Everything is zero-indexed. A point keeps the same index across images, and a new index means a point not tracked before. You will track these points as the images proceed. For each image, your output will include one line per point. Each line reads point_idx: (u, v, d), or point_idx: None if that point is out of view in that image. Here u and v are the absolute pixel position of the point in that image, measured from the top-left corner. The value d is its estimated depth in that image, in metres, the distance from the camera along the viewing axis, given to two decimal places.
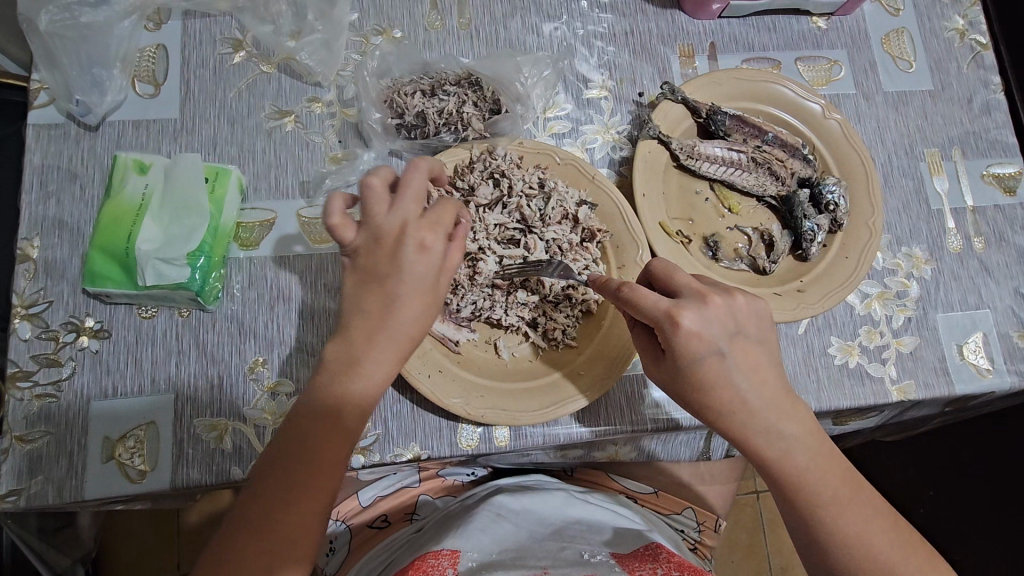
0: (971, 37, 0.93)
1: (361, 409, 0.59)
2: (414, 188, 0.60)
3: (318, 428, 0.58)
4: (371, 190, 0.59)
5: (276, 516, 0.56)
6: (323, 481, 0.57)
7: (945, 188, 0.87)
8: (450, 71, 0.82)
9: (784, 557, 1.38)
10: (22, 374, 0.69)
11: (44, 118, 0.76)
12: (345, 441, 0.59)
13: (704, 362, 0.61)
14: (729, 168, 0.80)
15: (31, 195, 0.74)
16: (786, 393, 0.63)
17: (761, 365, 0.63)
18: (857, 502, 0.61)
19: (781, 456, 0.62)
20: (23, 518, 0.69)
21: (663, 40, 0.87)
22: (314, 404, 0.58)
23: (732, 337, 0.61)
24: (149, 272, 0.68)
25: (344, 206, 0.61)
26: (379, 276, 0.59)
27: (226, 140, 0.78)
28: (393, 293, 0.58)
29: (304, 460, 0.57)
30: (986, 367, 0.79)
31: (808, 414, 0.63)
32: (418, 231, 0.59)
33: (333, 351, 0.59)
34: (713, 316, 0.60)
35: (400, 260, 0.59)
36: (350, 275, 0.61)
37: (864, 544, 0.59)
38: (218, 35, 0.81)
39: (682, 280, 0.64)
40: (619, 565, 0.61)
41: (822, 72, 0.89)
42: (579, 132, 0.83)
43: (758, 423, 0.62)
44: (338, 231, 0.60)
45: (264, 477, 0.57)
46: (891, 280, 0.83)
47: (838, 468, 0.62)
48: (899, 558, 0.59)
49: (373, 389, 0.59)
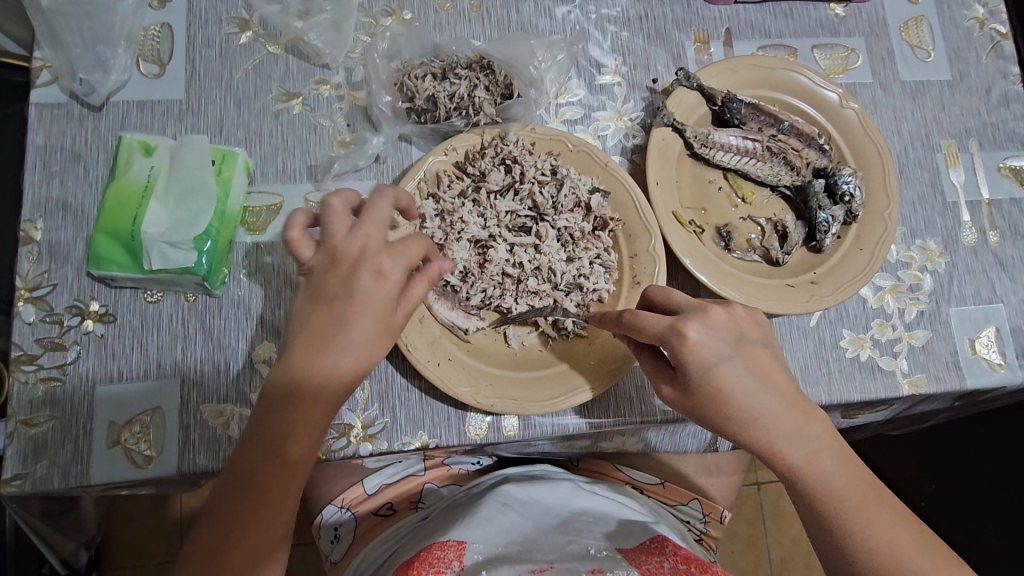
0: (991, 27, 0.91)
1: (304, 440, 0.57)
2: (376, 213, 0.60)
3: (264, 463, 0.57)
4: (332, 210, 0.59)
5: (226, 552, 0.56)
6: (273, 515, 0.57)
7: (961, 180, 0.86)
8: (461, 55, 0.80)
9: (783, 548, 1.39)
10: (26, 357, 0.68)
11: (47, 98, 0.75)
12: (293, 474, 0.58)
13: (717, 368, 0.61)
14: (743, 157, 0.79)
15: (34, 176, 0.73)
16: (799, 398, 0.64)
17: (770, 370, 0.63)
18: (877, 505, 0.61)
19: (801, 461, 0.62)
20: (27, 502, 0.69)
21: (678, 26, 0.85)
22: (259, 438, 0.57)
23: (737, 343, 0.62)
24: (155, 256, 0.67)
25: (305, 225, 0.61)
26: (329, 294, 0.58)
27: (232, 122, 0.77)
28: (339, 312, 0.57)
29: (253, 496, 0.56)
30: (997, 362, 0.79)
31: (826, 418, 0.64)
32: (376, 253, 0.58)
33: (273, 376, 0.58)
34: (718, 324, 0.62)
35: (353, 280, 0.57)
36: (303, 292, 0.59)
37: (889, 549, 0.59)
38: (224, 14, 0.79)
39: (678, 297, 0.64)
40: (625, 559, 0.60)
41: (839, 60, 0.87)
42: (591, 119, 0.81)
43: (778, 427, 0.62)
44: (296, 248, 0.60)
45: (219, 512, 0.57)
46: (905, 272, 0.82)
47: (857, 471, 0.62)
48: (923, 561, 0.59)
49: (315, 418, 0.57)
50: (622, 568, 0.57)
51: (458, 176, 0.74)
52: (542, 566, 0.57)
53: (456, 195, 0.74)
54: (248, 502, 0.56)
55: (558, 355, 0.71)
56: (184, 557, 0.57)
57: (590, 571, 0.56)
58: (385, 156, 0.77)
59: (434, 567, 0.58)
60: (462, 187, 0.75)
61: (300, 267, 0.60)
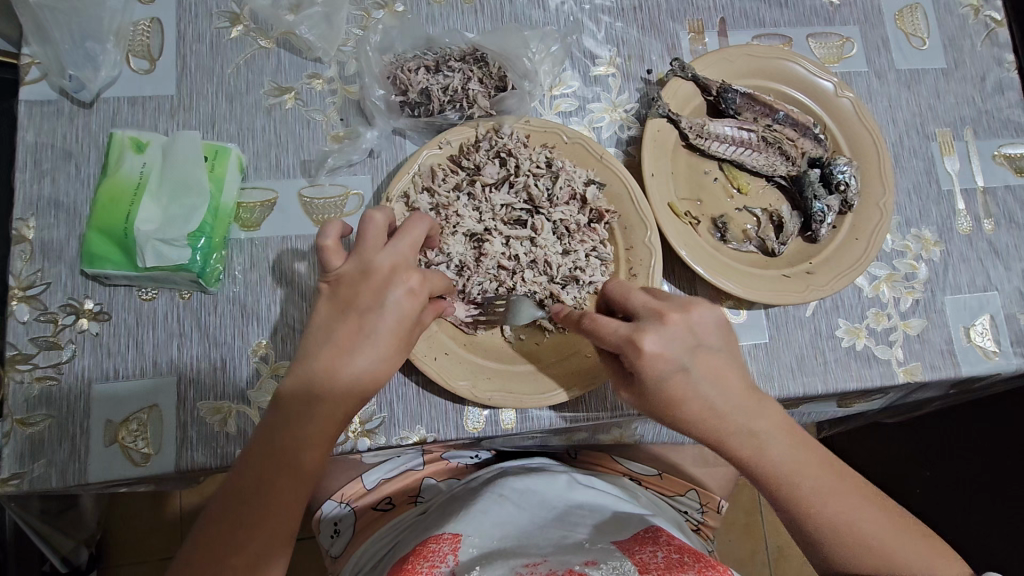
0: (986, 14, 0.91)
1: (318, 448, 0.58)
2: (412, 234, 0.62)
3: (273, 468, 0.57)
4: (373, 225, 0.60)
5: (227, 558, 0.55)
6: (277, 521, 0.56)
7: (956, 169, 0.86)
8: (455, 47, 0.79)
9: (781, 535, 1.40)
10: (21, 357, 0.68)
11: (37, 95, 0.74)
12: (303, 482, 0.58)
13: (670, 379, 0.60)
14: (739, 148, 0.79)
15: (24, 174, 0.72)
16: (756, 395, 0.62)
17: (725, 373, 0.62)
18: (847, 490, 0.61)
19: (762, 459, 0.61)
20: (24, 502, 0.69)
21: (672, 16, 0.84)
22: (264, 446, 0.57)
23: (693, 351, 0.61)
24: (149, 253, 0.66)
25: (340, 234, 0.60)
26: (360, 308, 0.59)
27: (225, 117, 0.76)
28: (372, 327, 0.59)
29: (259, 502, 0.56)
30: (992, 350, 0.79)
31: (783, 414, 0.63)
32: (409, 275, 0.60)
33: (291, 384, 0.58)
34: (673, 332, 0.60)
35: (386, 297, 0.59)
36: (326, 300, 0.60)
37: (854, 531, 0.59)
38: (214, 8, 0.78)
39: (637, 300, 0.63)
40: (618, 549, 0.60)
41: (834, 49, 0.87)
42: (585, 111, 0.81)
43: (735, 431, 0.61)
44: (327, 256, 0.59)
45: (221, 515, 0.56)
46: (900, 262, 0.82)
47: (821, 462, 0.62)
48: (893, 542, 0.59)
49: (331, 427, 0.58)
50: (615, 558, 0.58)
51: (452, 170, 0.74)
52: (536, 560, 0.57)
53: (451, 189, 0.74)
54: (254, 506, 0.56)
55: (560, 345, 0.71)
56: (179, 564, 0.56)
57: (584, 563, 0.56)
58: (379, 151, 0.77)
59: (429, 562, 0.58)
60: (457, 181, 0.74)
61: (326, 275, 0.60)
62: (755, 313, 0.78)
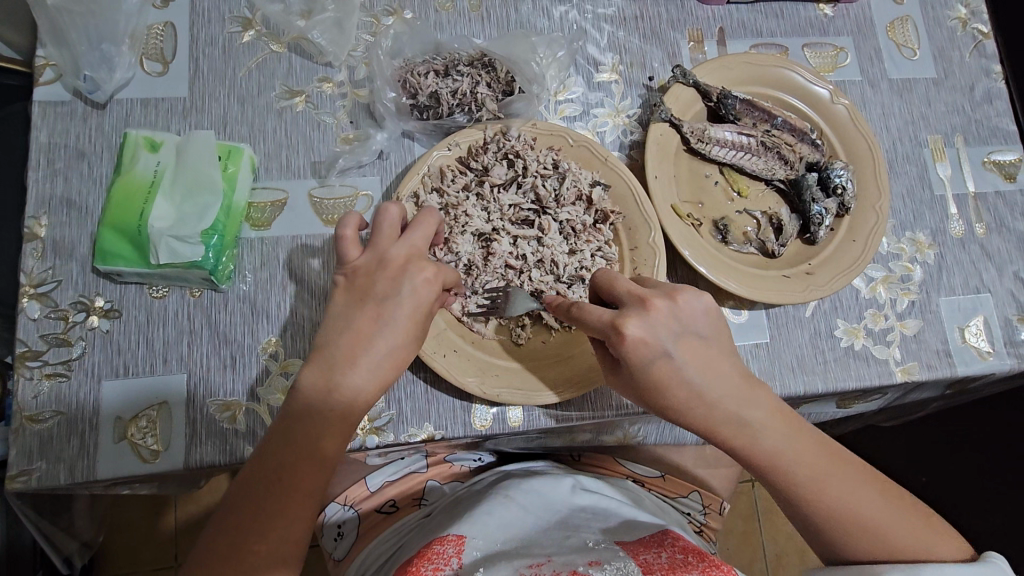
0: (974, 26, 0.94)
1: (336, 438, 0.58)
2: (425, 225, 0.63)
3: (291, 459, 0.57)
4: (387, 219, 0.61)
5: (250, 545, 0.55)
6: (298, 509, 0.57)
7: (948, 174, 0.88)
8: (463, 52, 0.81)
9: (779, 542, 1.41)
10: (31, 353, 0.68)
11: (52, 95, 0.75)
12: (323, 470, 0.58)
13: (654, 364, 0.60)
14: (739, 152, 0.81)
15: (37, 173, 0.73)
16: (741, 380, 0.62)
17: (712, 358, 0.61)
18: (847, 476, 0.62)
19: (762, 449, 0.61)
20: (30, 499, 0.68)
21: (673, 25, 0.87)
22: (282, 436, 0.58)
23: (678, 338, 0.60)
24: (162, 250, 0.67)
25: (357, 227, 0.62)
26: (378, 296, 0.59)
27: (236, 119, 0.77)
28: (389, 316, 0.59)
29: (281, 492, 0.57)
30: (987, 350, 0.81)
31: (771, 397, 0.62)
32: (423, 266, 0.61)
33: (310, 374, 0.59)
34: (657, 319, 0.60)
35: (402, 286, 0.60)
36: (344, 293, 0.61)
37: (853, 517, 0.60)
38: (227, 13, 0.80)
39: (620, 289, 0.64)
40: (622, 550, 0.60)
41: (828, 58, 0.90)
42: (589, 115, 0.83)
43: (721, 415, 0.61)
44: (344, 245, 0.61)
45: (242, 506, 0.57)
46: (896, 264, 0.84)
47: (814, 445, 0.62)
48: (892, 524, 0.60)
49: (351, 418, 0.59)
50: (619, 558, 0.58)
51: (461, 171, 0.75)
52: (540, 560, 0.57)
53: (460, 189, 0.75)
54: (274, 495, 0.57)
55: (567, 341, 0.72)
56: (198, 555, 0.57)
57: (588, 564, 0.56)
58: (388, 152, 0.79)
59: (434, 564, 0.58)
60: (466, 182, 0.75)
61: (342, 267, 0.61)
62: (756, 312, 0.79)
